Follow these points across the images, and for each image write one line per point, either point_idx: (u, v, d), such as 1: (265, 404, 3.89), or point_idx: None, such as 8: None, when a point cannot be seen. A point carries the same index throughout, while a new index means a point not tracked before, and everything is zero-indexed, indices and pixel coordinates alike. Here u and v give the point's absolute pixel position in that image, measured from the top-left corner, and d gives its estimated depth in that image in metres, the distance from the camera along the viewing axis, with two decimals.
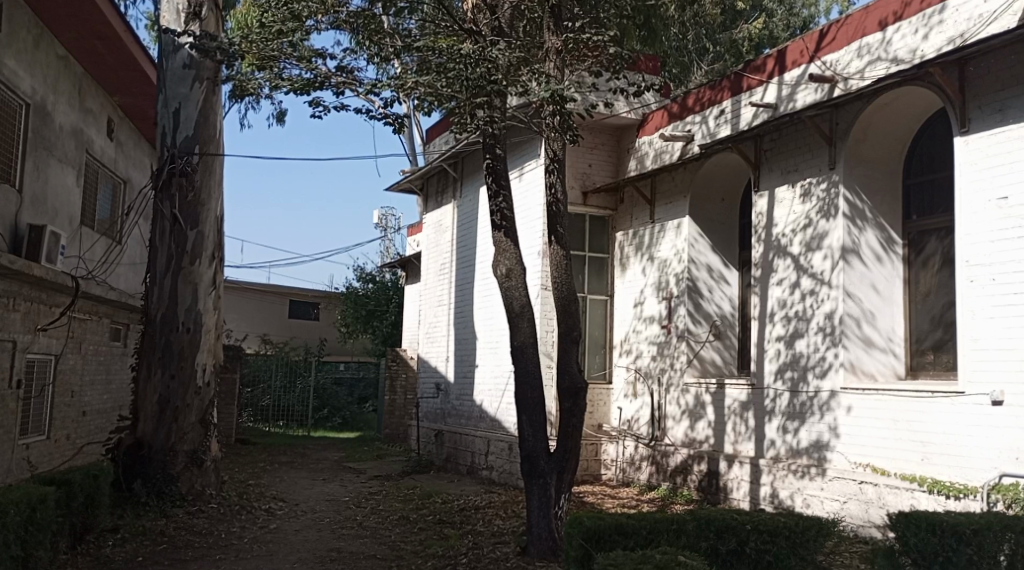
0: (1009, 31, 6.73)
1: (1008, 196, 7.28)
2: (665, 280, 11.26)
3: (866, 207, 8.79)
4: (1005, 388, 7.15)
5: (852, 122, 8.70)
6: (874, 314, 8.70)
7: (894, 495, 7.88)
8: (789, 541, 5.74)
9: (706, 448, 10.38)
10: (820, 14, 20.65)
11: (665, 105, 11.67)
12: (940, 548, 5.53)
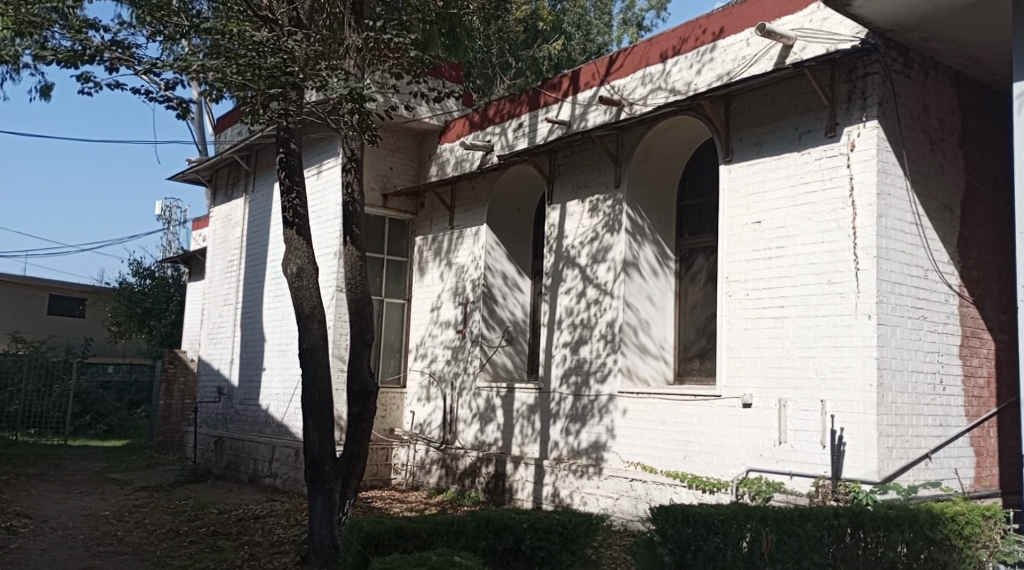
0: (765, 72, 7.24)
1: (761, 220, 7.78)
2: (462, 286, 11.69)
3: (646, 224, 9.47)
4: (754, 392, 7.67)
5: (635, 145, 9.37)
6: (649, 323, 9.36)
7: (658, 491, 8.40)
8: (562, 538, 5.94)
9: (494, 451, 10.78)
10: (612, 42, 22.47)
11: (467, 116, 12.11)
12: (693, 538, 5.74)
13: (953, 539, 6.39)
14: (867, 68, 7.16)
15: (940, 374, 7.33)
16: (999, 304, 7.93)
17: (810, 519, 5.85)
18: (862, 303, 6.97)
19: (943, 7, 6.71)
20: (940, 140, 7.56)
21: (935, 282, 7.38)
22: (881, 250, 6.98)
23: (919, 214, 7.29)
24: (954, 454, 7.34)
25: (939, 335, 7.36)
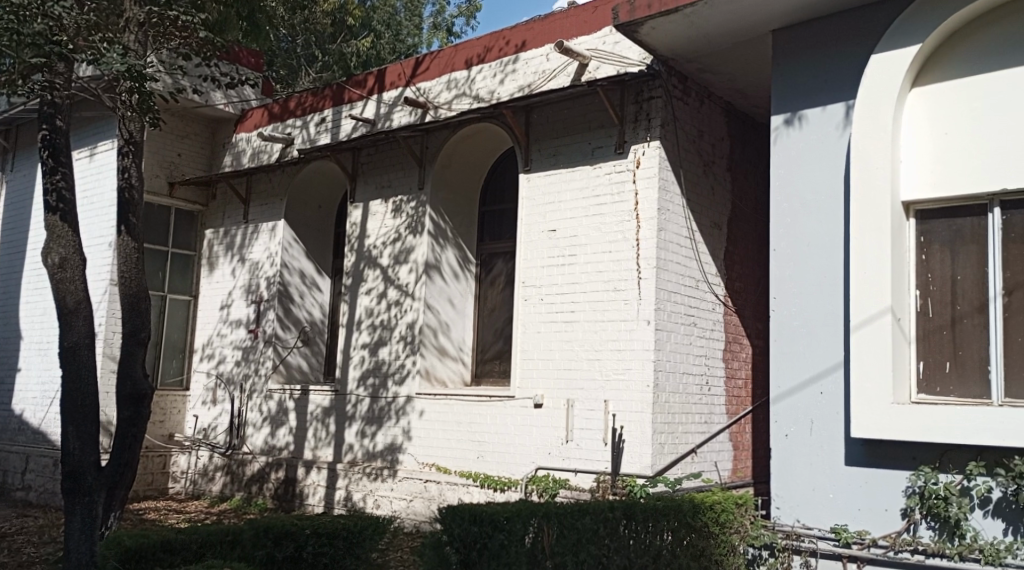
0: (562, 88, 7.59)
1: (556, 229, 8.15)
2: (255, 283, 11.45)
3: (447, 227, 9.65)
4: (546, 392, 8.01)
5: (439, 149, 9.50)
6: (448, 325, 9.53)
7: (452, 492, 8.51)
8: (347, 541, 5.98)
9: (285, 456, 10.49)
10: (422, 45, 22.53)
11: (265, 106, 11.87)
12: (478, 536, 6.03)
13: (710, 526, 6.91)
14: (652, 92, 7.72)
15: (706, 375, 8.00)
16: (757, 312, 8.80)
17: (588, 513, 6.28)
18: (643, 309, 7.48)
19: (717, 42, 7.35)
20: (711, 162, 8.28)
21: (704, 291, 8.06)
22: (659, 261, 7.53)
23: (693, 229, 7.95)
24: (715, 448, 8.02)
25: (707, 340, 8.04)
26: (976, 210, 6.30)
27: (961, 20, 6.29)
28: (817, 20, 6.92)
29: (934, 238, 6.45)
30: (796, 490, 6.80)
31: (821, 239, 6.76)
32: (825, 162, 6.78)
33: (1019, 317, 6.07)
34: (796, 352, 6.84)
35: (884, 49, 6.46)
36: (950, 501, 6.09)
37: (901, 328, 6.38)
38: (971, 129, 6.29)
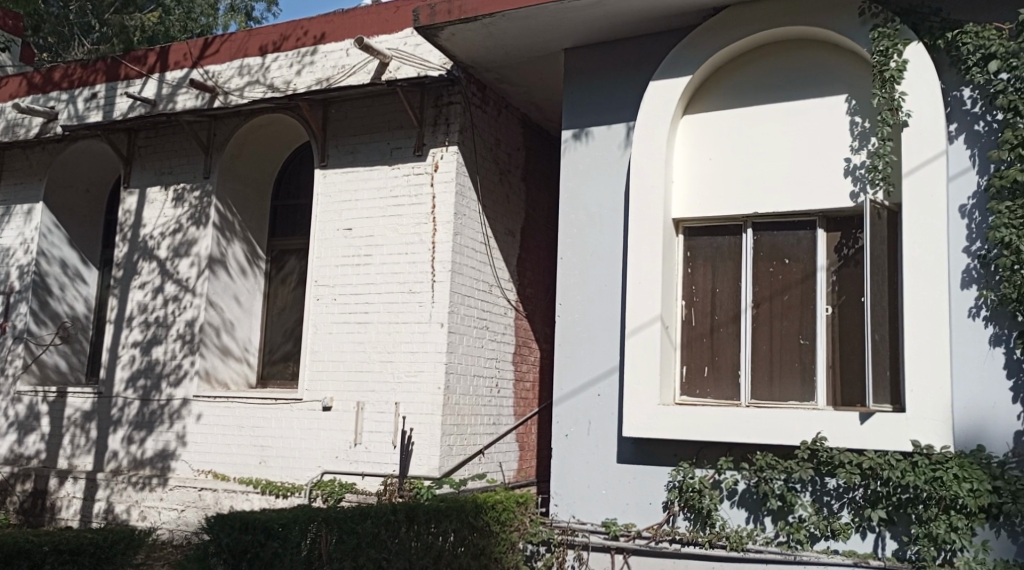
0: (363, 85, 7.52)
1: (353, 227, 8.04)
2: (4, 272, 10.32)
3: (234, 220, 9.22)
4: (335, 395, 7.86)
5: (228, 137, 9.04)
6: (233, 324, 9.10)
7: (229, 500, 8.15)
8: (93, 557, 5.80)
9: (34, 465, 9.52)
10: (217, 26, 21.26)
11: (24, 74, 10.75)
12: (249, 545, 5.80)
13: (491, 524, 7.21)
14: (451, 97, 7.83)
15: (496, 377, 8.18)
16: (545, 317, 9.14)
17: (369, 516, 6.31)
18: (436, 312, 7.55)
19: (512, 54, 7.59)
20: (508, 171, 8.53)
21: (497, 295, 8.25)
22: (454, 264, 7.63)
23: (486, 234, 8.12)
24: (502, 449, 8.22)
25: (498, 343, 8.24)
26: (733, 230, 6.88)
27: (726, 57, 6.90)
28: (604, 44, 7.34)
29: (698, 253, 6.98)
30: (571, 489, 7.13)
31: (604, 250, 7.12)
32: (611, 178, 7.15)
33: (766, 327, 6.70)
34: (575, 356, 7.18)
35: (661, 77, 6.95)
36: (704, 493, 6.65)
37: (668, 335, 6.85)
38: (731, 156, 6.86)
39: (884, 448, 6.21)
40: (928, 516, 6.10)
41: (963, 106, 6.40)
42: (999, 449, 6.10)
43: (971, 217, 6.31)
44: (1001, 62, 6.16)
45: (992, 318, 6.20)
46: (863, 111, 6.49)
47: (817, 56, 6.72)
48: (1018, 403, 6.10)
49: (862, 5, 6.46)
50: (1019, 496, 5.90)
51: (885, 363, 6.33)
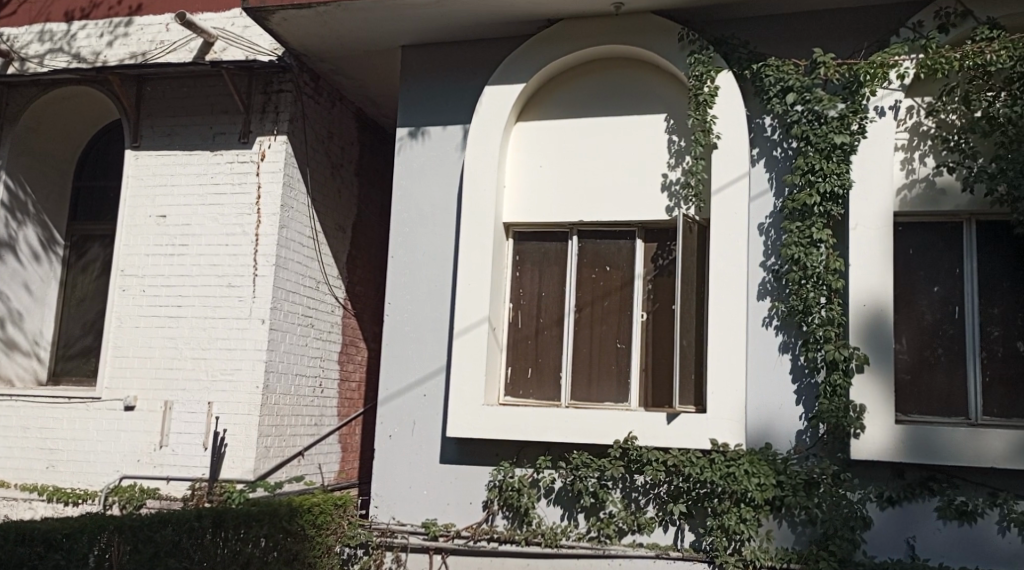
0: (183, 64, 7.09)
1: (165, 215, 7.53)
2: None
3: (27, 201, 8.36)
4: (139, 394, 7.32)
5: (22, 109, 8.17)
6: (21, 314, 8.25)
7: (7, 509, 7.34)
8: None
9: None
10: None
11: None
12: (27, 557, 5.63)
13: (307, 528, 7.04)
14: (281, 84, 7.55)
15: (319, 377, 7.93)
16: (374, 318, 9.07)
17: (169, 524, 6.19)
18: (257, 307, 7.22)
19: (347, 45, 7.42)
20: (339, 166, 8.32)
21: (324, 292, 8.02)
22: (279, 259, 7.32)
23: (316, 229, 7.89)
24: (323, 450, 7.99)
25: (323, 341, 8.00)
26: (560, 236, 7.10)
27: (561, 66, 7.10)
28: (437, 45, 7.37)
29: (526, 257, 7.16)
30: (391, 488, 7.09)
31: (435, 250, 7.15)
32: (444, 178, 7.20)
33: (586, 330, 6.95)
34: (401, 356, 7.18)
35: (494, 83, 7.08)
36: (522, 492, 6.83)
37: (495, 337, 6.99)
38: (561, 164, 7.09)
39: (686, 445, 6.61)
40: (721, 508, 6.54)
41: (764, 133, 6.78)
42: (782, 445, 6.60)
43: (768, 234, 6.70)
44: (797, 94, 6.59)
45: (781, 327, 6.64)
46: (681, 130, 6.86)
47: (642, 75, 7.05)
48: (801, 404, 6.58)
49: (682, 32, 6.81)
50: (799, 489, 6.42)
51: (690, 366, 6.65)
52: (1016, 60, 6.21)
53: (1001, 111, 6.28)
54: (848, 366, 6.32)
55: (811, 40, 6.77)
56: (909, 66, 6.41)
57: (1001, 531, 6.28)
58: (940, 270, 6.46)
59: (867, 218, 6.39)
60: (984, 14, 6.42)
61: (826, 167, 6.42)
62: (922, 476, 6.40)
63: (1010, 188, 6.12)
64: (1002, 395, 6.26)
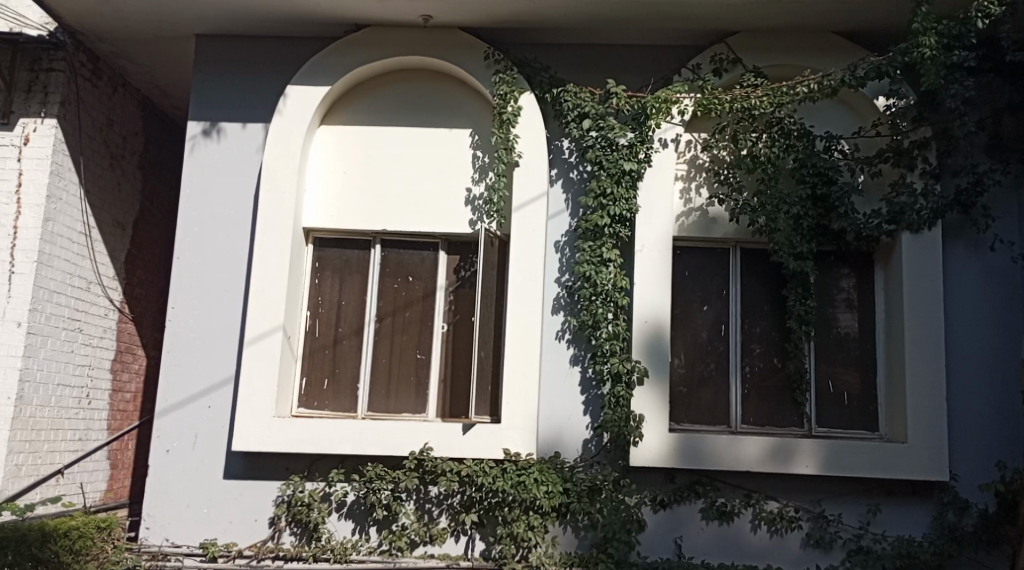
0: None
1: None
2: None
3: None
4: None
5: None
6: None
7: None
8: None
9: None
10: None
11: None
12: None
13: (62, 554, 6.39)
14: (52, 62, 6.91)
15: (87, 388, 7.23)
16: (154, 324, 8.42)
17: None
18: (11, 308, 6.46)
19: (133, 19, 6.94)
20: (119, 156, 7.76)
21: (96, 294, 7.34)
22: (42, 256, 6.63)
23: (89, 224, 7.20)
24: (87, 467, 7.29)
25: (93, 348, 7.31)
26: (362, 244, 7.23)
27: (370, 73, 7.26)
28: (266, 40, 7.36)
29: (327, 264, 7.21)
30: (167, 506, 6.85)
31: (225, 252, 7.11)
32: (236, 178, 7.18)
33: (387, 340, 7.12)
34: (190, 359, 7.03)
35: (300, 82, 7.14)
36: (312, 507, 6.77)
37: (289, 345, 7.00)
38: (360, 173, 7.22)
39: (479, 455, 6.79)
40: (512, 517, 6.70)
41: (562, 155, 7.13)
42: (570, 454, 6.92)
43: (563, 252, 7.04)
44: (592, 121, 6.92)
45: (574, 341, 7.00)
46: (485, 146, 7.16)
47: (447, 88, 7.29)
48: (587, 414, 6.94)
49: (488, 51, 7.10)
50: (583, 495, 6.71)
51: (488, 377, 6.92)
52: (776, 106, 6.68)
53: (763, 151, 6.71)
54: (631, 378, 6.71)
55: (606, 71, 7.20)
56: (688, 103, 6.85)
57: (753, 529, 6.71)
58: (710, 291, 6.97)
59: (650, 241, 6.82)
60: (752, 62, 6.99)
61: (616, 191, 6.78)
62: (690, 479, 6.79)
63: (768, 222, 6.63)
64: (758, 408, 6.80)
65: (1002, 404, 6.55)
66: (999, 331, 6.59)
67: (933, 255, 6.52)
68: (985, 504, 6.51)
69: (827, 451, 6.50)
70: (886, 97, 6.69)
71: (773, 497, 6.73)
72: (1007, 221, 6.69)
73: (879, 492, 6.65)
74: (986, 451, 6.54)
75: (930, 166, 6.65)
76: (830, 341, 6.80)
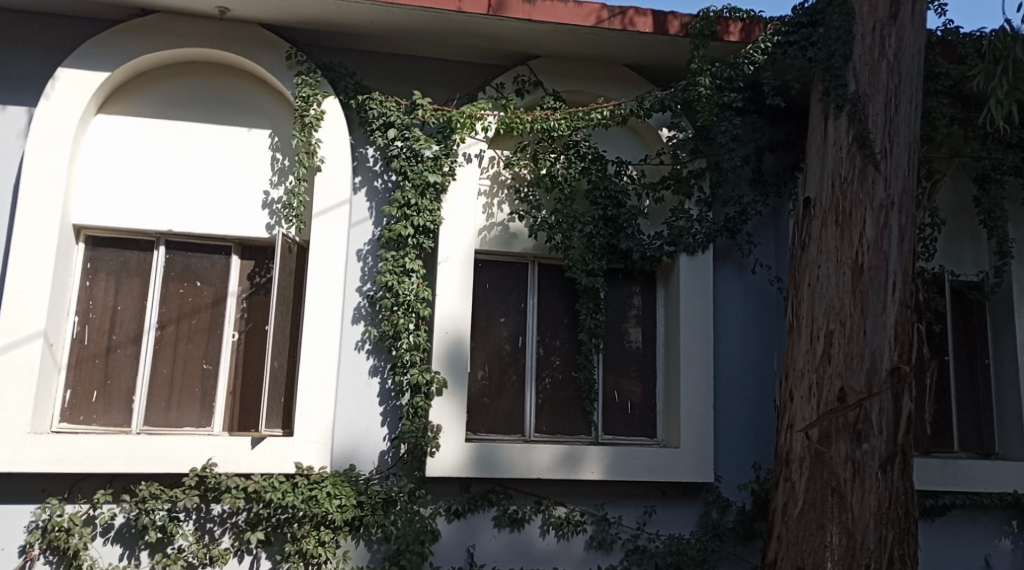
0: None
1: None
2: None
3: None
4: None
5: None
6: None
7: None
8: None
9: None
10: None
11: None
12: None
13: None
14: None
15: None
16: None
17: None
18: None
19: None
20: None
21: None
22: None
23: None
24: None
25: None
26: (143, 245, 6.91)
27: (158, 61, 7.00)
28: (49, 16, 6.88)
29: (100, 265, 6.83)
30: None
31: None
32: None
33: (169, 349, 6.82)
34: None
35: (73, 65, 6.69)
36: (72, 532, 6.28)
37: (51, 354, 6.49)
38: (139, 169, 6.90)
39: (268, 470, 6.59)
40: (302, 533, 6.55)
41: (366, 163, 7.21)
42: (365, 466, 6.87)
43: (365, 260, 7.08)
44: (397, 131, 7.04)
45: (373, 351, 6.99)
46: (285, 149, 7.14)
47: (238, 83, 7.19)
48: (385, 425, 6.94)
49: (290, 51, 7.08)
50: (377, 508, 6.67)
51: (281, 388, 6.72)
52: (573, 130, 7.05)
53: (560, 170, 7.10)
54: (429, 389, 6.78)
55: (412, 82, 7.37)
56: (492, 120, 7.11)
57: (542, 534, 6.96)
58: (509, 304, 7.21)
59: (450, 253, 7.00)
60: (553, 86, 7.41)
61: (420, 203, 6.92)
62: (484, 488, 6.93)
63: (563, 239, 6.99)
64: (550, 417, 7.10)
65: (760, 411, 7.27)
66: (757, 344, 7.33)
67: (705, 275, 7.15)
68: (743, 503, 7.12)
69: (612, 457, 6.89)
70: (669, 128, 7.25)
71: (562, 503, 7.01)
72: (764, 247, 7.49)
73: (654, 494, 7.10)
74: (745, 453, 7.22)
75: (704, 194, 7.25)
76: (616, 354, 7.25)
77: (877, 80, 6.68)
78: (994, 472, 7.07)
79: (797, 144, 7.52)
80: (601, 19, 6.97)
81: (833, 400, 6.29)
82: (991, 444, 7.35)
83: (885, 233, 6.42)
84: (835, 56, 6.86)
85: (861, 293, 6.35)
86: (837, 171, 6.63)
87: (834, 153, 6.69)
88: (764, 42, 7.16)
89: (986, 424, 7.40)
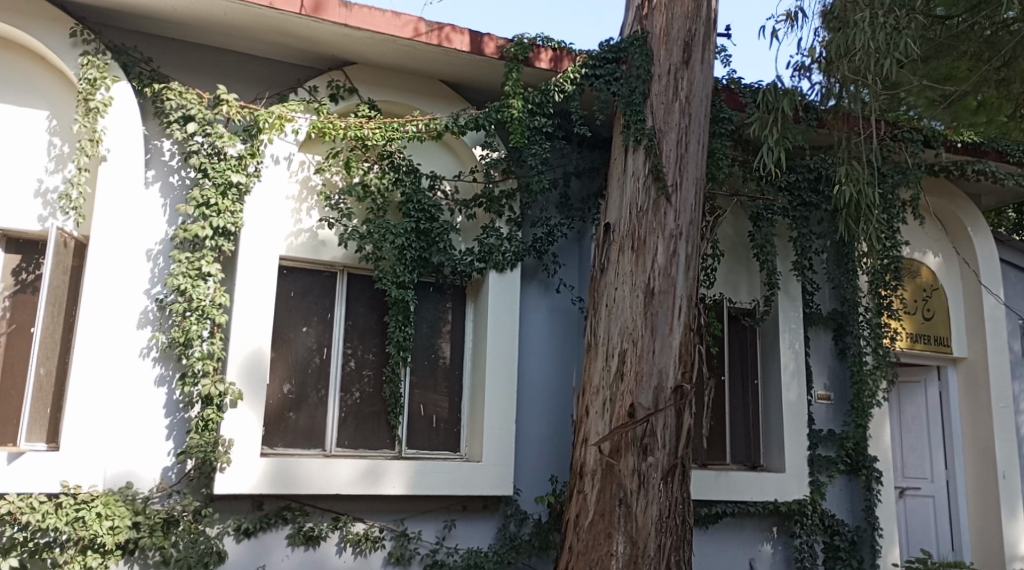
0: None
1: None
2: None
3: None
4: None
5: None
6: None
7: None
8: None
9: None
10: None
11: None
12: None
13: None
14: None
15: None
16: None
17: None
18: None
19: None
20: None
21: None
22: None
23: None
24: None
25: None
26: None
27: None
28: None
29: None
30: None
31: None
32: None
33: None
34: None
35: None
36: None
37: None
38: None
39: (26, 489, 5.93)
40: (64, 559, 5.95)
41: (162, 157, 6.73)
42: (145, 484, 6.34)
43: (156, 261, 6.59)
44: (198, 125, 6.62)
45: (160, 360, 6.50)
46: (64, 134, 6.48)
47: (10, 58, 6.45)
48: (170, 440, 6.46)
49: (76, 28, 6.45)
50: (155, 529, 6.19)
51: (46, 399, 6.05)
52: (387, 140, 7.00)
53: (373, 181, 7.02)
54: (222, 401, 6.40)
55: (215, 77, 7.00)
56: (303, 124, 6.95)
57: (338, 552, 6.74)
58: (312, 313, 6.98)
59: (253, 258, 6.66)
60: (367, 95, 7.32)
61: (221, 203, 6.55)
62: (278, 505, 6.62)
63: (374, 249, 6.88)
64: (352, 431, 6.93)
65: (557, 425, 7.53)
66: (556, 361, 7.61)
67: (510, 292, 7.31)
68: (540, 515, 7.32)
69: (412, 472, 6.81)
70: (482, 147, 7.42)
71: (360, 518, 6.83)
72: (568, 268, 7.80)
73: (454, 508, 7.11)
74: (543, 467, 7.44)
75: (514, 215, 7.45)
76: (418, 369, 7.20)
77: (670, 118, 7.14)
78: (760, 482, 7.73)
79: (601, 171, 7.84)
80: (419, 31, 6.92)
81: (623, 416, 6.57)
82: (757, 457, 8.08)
83: (674, 260, 6.84)
84: (635, 93, 7.26)
85: (651, 315, 6.72)
86: (633, 202, 6.99)
87: (631, 182, 7.04)
88: (572, 72, 7.41)
89: (753, 439, 8.12)
